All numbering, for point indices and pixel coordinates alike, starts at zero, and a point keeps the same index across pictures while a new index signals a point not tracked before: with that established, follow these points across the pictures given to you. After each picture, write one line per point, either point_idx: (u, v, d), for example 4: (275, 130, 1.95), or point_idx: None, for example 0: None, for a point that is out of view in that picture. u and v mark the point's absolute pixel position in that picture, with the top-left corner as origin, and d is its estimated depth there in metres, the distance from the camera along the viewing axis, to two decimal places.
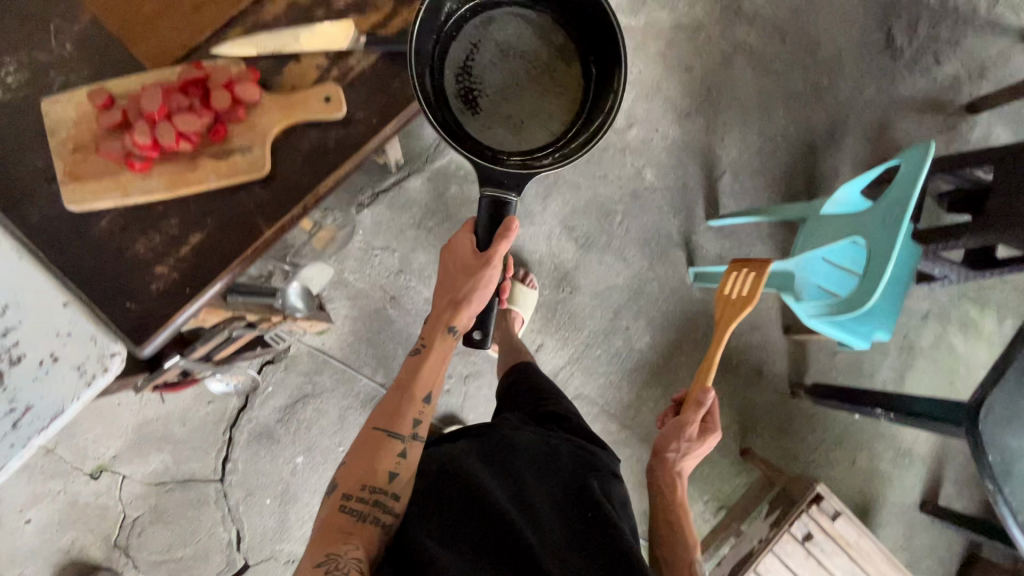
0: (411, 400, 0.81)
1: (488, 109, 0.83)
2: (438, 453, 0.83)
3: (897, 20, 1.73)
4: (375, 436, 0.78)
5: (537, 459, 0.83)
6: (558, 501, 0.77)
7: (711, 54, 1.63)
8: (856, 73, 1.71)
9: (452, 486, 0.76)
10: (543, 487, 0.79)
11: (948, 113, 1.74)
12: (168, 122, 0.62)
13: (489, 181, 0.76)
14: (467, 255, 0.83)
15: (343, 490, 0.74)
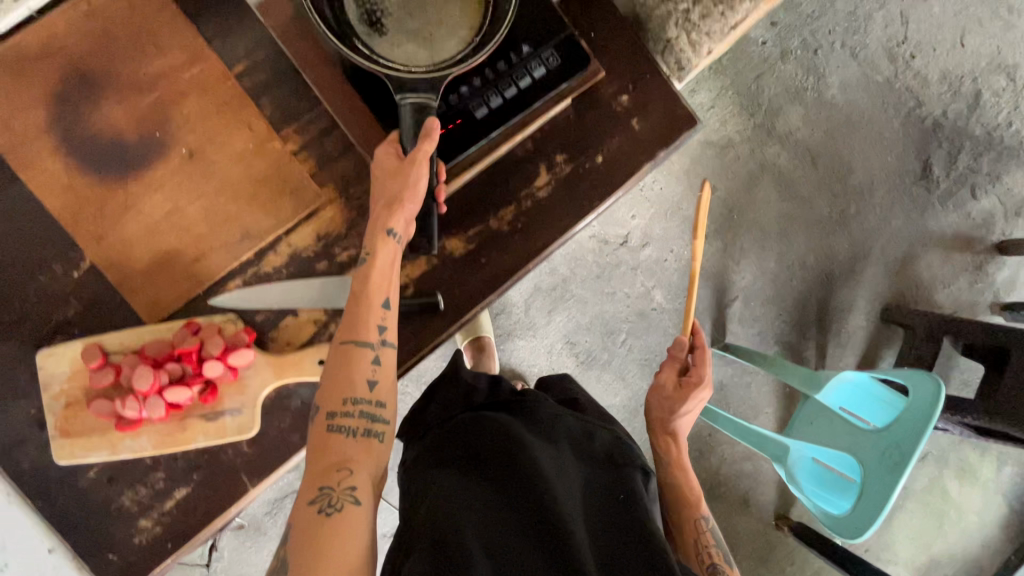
0: (366, 303, 0.61)
1: (395, 28, 0.64)
2: (473, 421, 0.69)
3: (937, 149, 1.67)
4: (338, 349, 0.60)
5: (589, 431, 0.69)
6: (598, 479, 0.62)
7: (738, 173, 1.59)
8: (886, 201, 1.65)
9: (485, 462, 0.63)
10: (586, 464, 0.64)
11: (975, 250, 1.68)
12: (158, 396, 0.63)
13: (405, 88, 0.57)
14: (393, 163, 0.60)
15: (328, 408, 0.58)
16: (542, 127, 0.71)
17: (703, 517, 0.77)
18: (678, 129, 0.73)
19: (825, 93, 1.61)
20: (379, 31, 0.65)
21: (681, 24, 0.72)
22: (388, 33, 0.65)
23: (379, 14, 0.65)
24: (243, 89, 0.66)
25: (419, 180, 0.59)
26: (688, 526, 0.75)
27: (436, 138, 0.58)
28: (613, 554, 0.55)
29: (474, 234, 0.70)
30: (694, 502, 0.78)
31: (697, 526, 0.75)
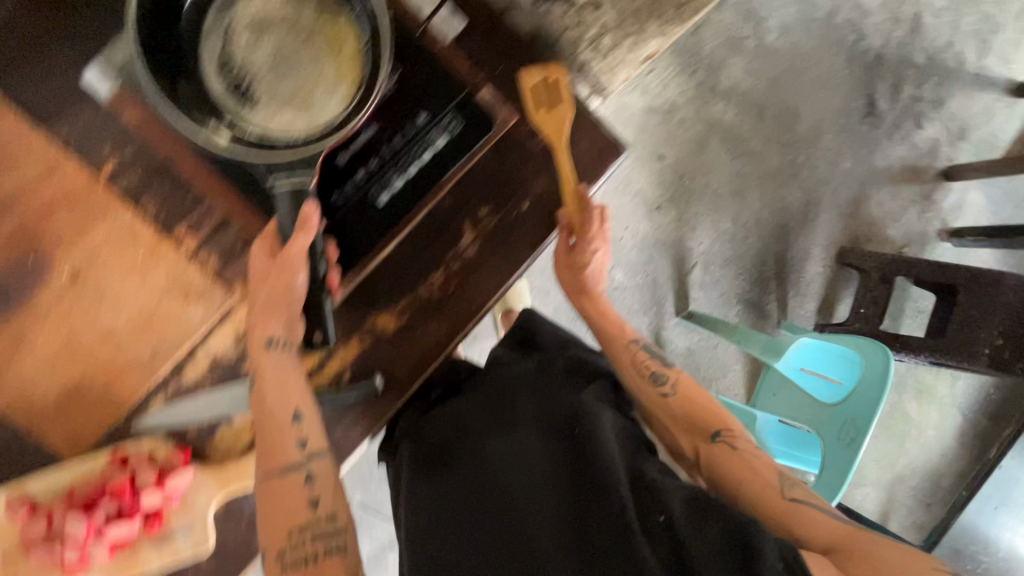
0: (277, 425, 0.56)
1: (267, 96, 0.53)
2: (439, 415, 0.68)
3: (881, 83, 1.64)
4: (263, 481, 0.55)
5: (542, 383, 0.66)
6: (555, 428, 0.61)
7: (685, 138, 1.55)
8: (835, 143, 1.64)
9: (449, 456, 0.63)
10: (543, 417, 0.62)
11: (922, 181, 1.69)
12: (101, 535, 0.62)
13: (276, 169, 0.51)
14: (265, 262, 0.55)
15: (274, 550, 0.53)
16: (461, 180, 0.65)
17: (633, 340, 0.73)
18: (606, 160, 0.68)
19: (766, 39, 1.56)
20: (249, 103, 0.53)
21: (591, 44, 0.69)
22: (261, 104, 0.53)
23: (245, 83, 0.53)
24: (119, 192, 0.59)
25: (296, 281, 0.55)
26: (623, 351, 0.71)
27: (315, 226, 0.52)
28: (568, 505, 0.54)
29: (405, 306, 0.66)
30: (620, 330, 0.74)
31: (628, 348, 0.72)
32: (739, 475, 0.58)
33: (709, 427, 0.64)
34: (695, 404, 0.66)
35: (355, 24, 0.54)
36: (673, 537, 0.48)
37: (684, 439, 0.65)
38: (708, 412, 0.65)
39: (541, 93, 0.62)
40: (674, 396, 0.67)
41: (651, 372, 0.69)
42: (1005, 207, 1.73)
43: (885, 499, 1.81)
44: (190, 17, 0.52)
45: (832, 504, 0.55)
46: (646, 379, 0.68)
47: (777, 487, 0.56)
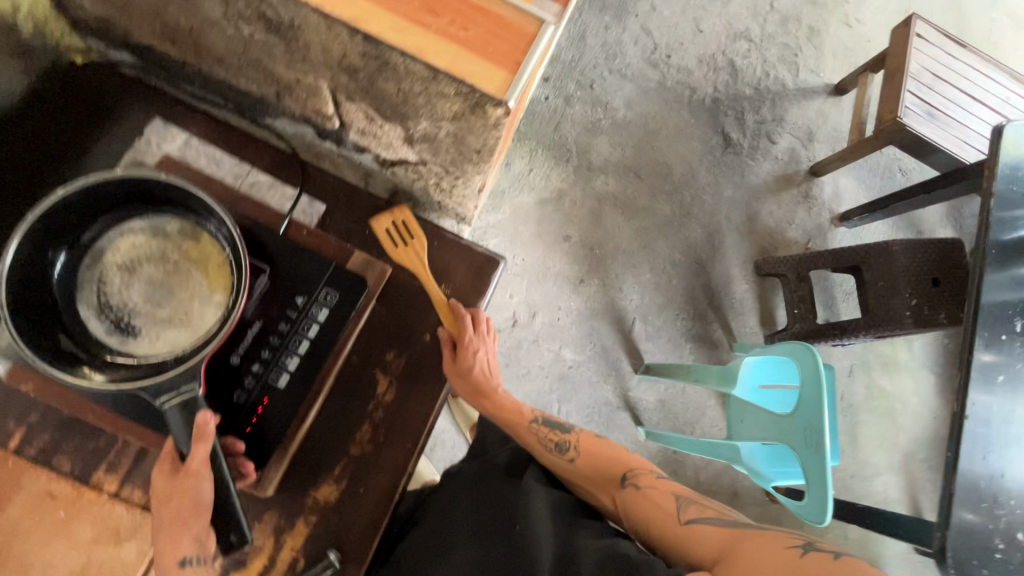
0: None
1: (148, 323, 0.58)
2: (397, 558, 0.73)
3: (726, 119, 1.87)
4: None
5: (477, 489, 0.78)
6: (491, 526, 0.72)
7: (580, 215, 1.69)
8: (710, 177, 1.83)
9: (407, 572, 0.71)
10: (479, 520, 0.74)
11: (797, 184, 1.89)
12: None
13: (160, 391, 0.51)
14: (167, 481, 0.54)
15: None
16: (362, 335, 0.70)
17: (533, 419, 0.90)
18: (486, 274, 0.76)
19: (617, 115, 1.78)
20: (130, 334, 0.57)
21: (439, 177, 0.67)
22: (142, 331, 0.57)
23: (124, 317, 0.58)
24: (32, 457, 0.60)
25: (202, 494, 0.53)
26: (530, 439, 0.86)
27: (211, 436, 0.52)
28: None
29: (342, 469, 0.67)
30: (523, 415, 0.90)
31: (532, 429, 0.87)
32: (645, 510, 0.74)
33: (618, 476, 0.81)
34: (603, 464, 0.83)
35: (217, 238, 0.60)
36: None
37: (600, 493, 0.81)
38: (612, 464, 0.83)
39: (394, 234, 0.72)
40: (578, 458, 0.83)
41: (558, 445, 0.85)
42: (875, 182, 1.93)
43: (907, 481, 1.79)
44: (59, 275, 0.55)
45: (716, 511, 0.71)
46: (555, 452, 0.84)
47: (675, 515, 0.72)
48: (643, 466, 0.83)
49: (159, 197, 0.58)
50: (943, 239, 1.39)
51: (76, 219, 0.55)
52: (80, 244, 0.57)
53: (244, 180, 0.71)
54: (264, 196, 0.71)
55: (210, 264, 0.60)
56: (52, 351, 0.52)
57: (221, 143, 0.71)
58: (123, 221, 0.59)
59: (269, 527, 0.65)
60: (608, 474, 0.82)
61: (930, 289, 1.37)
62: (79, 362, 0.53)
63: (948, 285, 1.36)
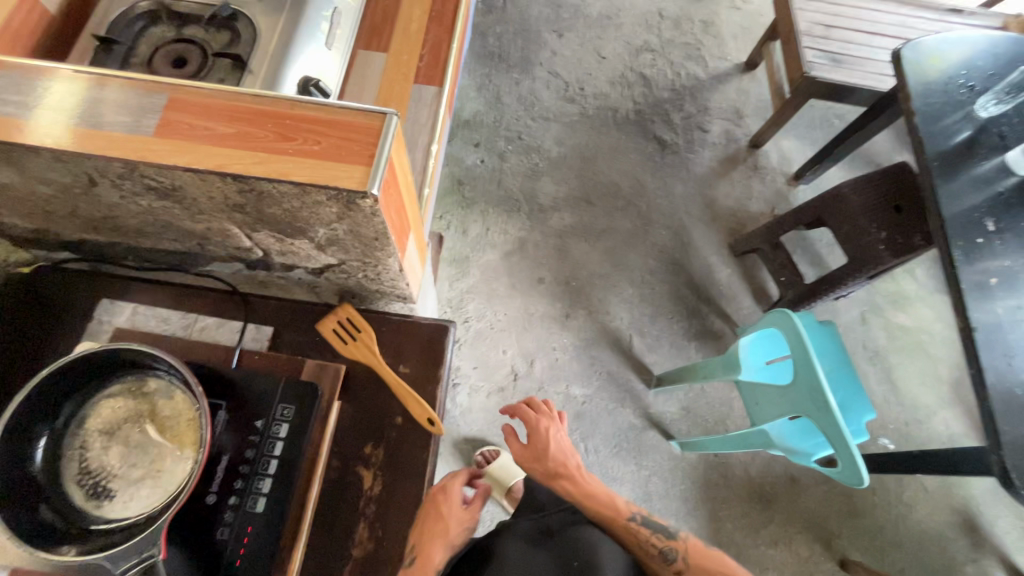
0: None
1: (122, 486, 0.60)
2: None
3: (654, 124, 1.96)
4: None
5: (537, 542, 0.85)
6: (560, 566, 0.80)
7: (545, 255, 1.74)
8: (659, 180, 1.88)
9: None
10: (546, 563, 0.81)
11: (743, 159, 1.94)
12: None
13: (118, 560, 0.52)
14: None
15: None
16: (337, 437, 0.72)
17: (632, 517, 0.89)
18: (439, 343, 0.79)
19: (551, 155, 1.87)
20: (107, 498, 0.59)
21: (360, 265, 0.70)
22: (117, 494, 0.60)
23: (100, 481, 0.60)
24: None
25: None
26: (628, 536, 0.88)
27: None
28: None
29: (348, 575, 0.67)
30: (621, 512, 0.90)
31: (630, 529, 0.88)
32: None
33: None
34: (710, 570, 0.83)
35: (183, 391, 0.63)
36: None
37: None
38: (721, 570, 0.82)
39: (342, 331, 0.77)
40: (686, 571, 0.83)
41: (663, 552, 0.85)
42: (816, 134, 1.98)
43: (965, 411, 1.69)
44: (41, 457, 0.59)
45: None
46: (660, 561, 0.85)
47: None
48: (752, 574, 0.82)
49: (133, 364, 0.64)
50: (887, 168, 1.41)
51: (51, 399, 0.60)
52: (60, 418, 0.61)
53: (194, 328, 0.75)
54: (215, 336, 0.76)
55: (178, 418, 0.63)
56: (31, 529, 0.55)
57: (168, 301, 0.77)
58: (103, 389, 0.64)
59: None
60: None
61: (894, 217, 1.37)
62: (57, 531, 0.56)
63: (914, 208, 1.36)
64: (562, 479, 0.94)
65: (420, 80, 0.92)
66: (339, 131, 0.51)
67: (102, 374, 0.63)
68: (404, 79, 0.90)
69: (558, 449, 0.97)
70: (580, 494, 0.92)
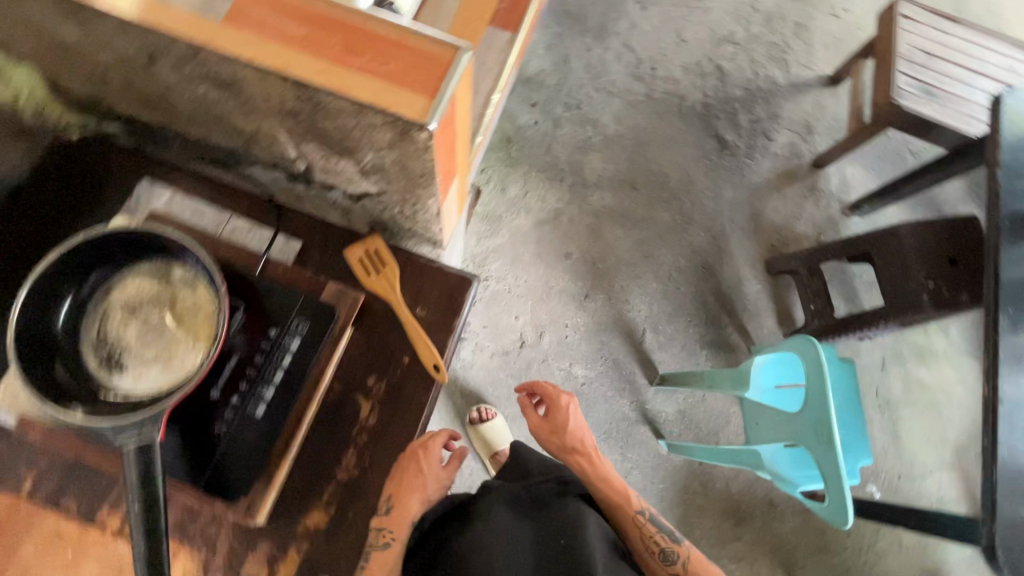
0: None
1: (135, 362, 0.62)
2: (447, 557, 0.81)
3: (718, 121, 1.87)
4: None
5: (528, 517, 0.86)
6: (549, 545, 0.81)
7: (578, 231, 1.71)
8: (710, 180, 1.82)
9: (457, 562, 0.78)
10: (536, 539, 0.82)
11: (801, 177, 1.86)
12: None
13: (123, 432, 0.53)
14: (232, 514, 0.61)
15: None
16: (342, 363, 0.73)
17: (641, 512, 0.98)
18: (459, 294, 0.79)
19: (606, 132, 1.81)
20: (118, 370, 0.61)
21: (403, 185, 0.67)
22: (128, 368, 0.61)
23: (115, 353, 0.62)
24: (42, 499, 0.65)
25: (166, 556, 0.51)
26: (633, 529, 0.96)
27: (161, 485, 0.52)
28: None
29: (330, 494, 0.69)
30: (632, 505, 0.98)
31: (638, 521, 0.96)
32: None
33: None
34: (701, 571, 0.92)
35: (207, 284, 0.64)
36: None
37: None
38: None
39: (369, 262, 0.76)
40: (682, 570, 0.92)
41: (664, 551, 0.93)
42: (885, 167, 1.88)
43: (962, 479, 1.66)
44: (64, 321, 0.61)
45: None
46: (660, 557, 0.93)
47: None
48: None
49: (164, 250, 0.64)
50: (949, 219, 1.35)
51: (83, 264, 0.61)
52: (87, 284, 0.63)
53: (225, 227, 0.76)
54: (244, 240, 0.76)
55: (198, 310, 0.64)
56: (46, 382, 0.57)
57: (205, 196, 0.77)
58: (131, 267, 0.65)
59: (262, 558, 0.67)
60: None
61: (946, 269, 1.31)
62: (68, 390, 0.58)
63: (968, 264, 1.30)
64: (575, 458, 1.07)
65: (495, 23, 0.88)
66: (409, 55, 0.49)
67: (133, 253, 0.64)
68: (479, 19, 0.86)
69: (575, 430, 1.10)
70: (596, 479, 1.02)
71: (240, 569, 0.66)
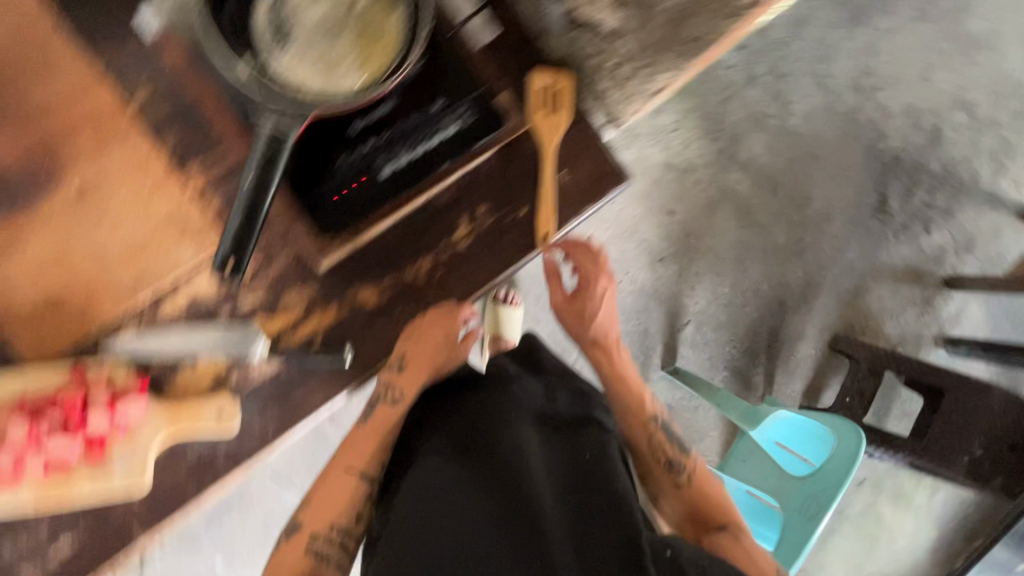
0: (335, 465, 0.70)
1: (296, 48, 0.56)
2: (459, 406, 0.73)
3: (892, 182, 1.62)
4: (346, 477, 0.69)
5: (546, 393, 0.74)
6: (565, 428, 0.69)
7: (694, 198, 1.58)
8: (841, 233, 1.63)
9: (472, 437, 0.67)
10: (551, 419, 0.70)
11: (922, 286, 1.67)
12: (41, 449, 0.60)
13: (269, 104, 0.51)
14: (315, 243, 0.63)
15: (309, 531, 0.66)
16: (467, 176, 0.68)
17: (653, 418, 0.78)
18: (606, 184, 0.71)
19: (784, 120, 1.58)
20: (278, 46, 0.56)
21: (614, 74, 0.67)
22: (288, 50, 0.56)
23: (283, 27, 0.56)
24: (143, 122, 0.62)
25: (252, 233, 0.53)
26: (640, 435, 0.77)
27: (278, 171, 0.51)
28: (575, 516, 0.58)
29: (390, 284, 0.68)
30: (645, 408, 0.78)
31: (646, 429, 0.77)
32: (739, 559, 0.64)
33: (714, 519, 0.70)
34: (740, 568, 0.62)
35: (402, 15, 0.57)
36: (677, 565, 0.52)
37: (685, 524, 0.72)
38: (711, 499, 0.72)
39: (547, 97, 0.68)
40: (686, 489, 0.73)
41: (667, 460, 0.75)
42: (1009, 326, 1.72)
43: None
44: None
45: None
46: (664, 471, 0.75)
47: None
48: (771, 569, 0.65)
49: None
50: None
51: None
52: None
53: None
54: None
55: (379, 36, 0.56)
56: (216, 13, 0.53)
57: None
58: None
59: (307, 296, 0.66)
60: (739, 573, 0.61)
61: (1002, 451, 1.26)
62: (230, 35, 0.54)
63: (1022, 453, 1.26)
64: (599, 345, 0.81)
65: None
66: None
67: None
68: None
69: (607, 314, 0.81)
70: (617, 373, 0.80)
71: (284, 294, 0.66)
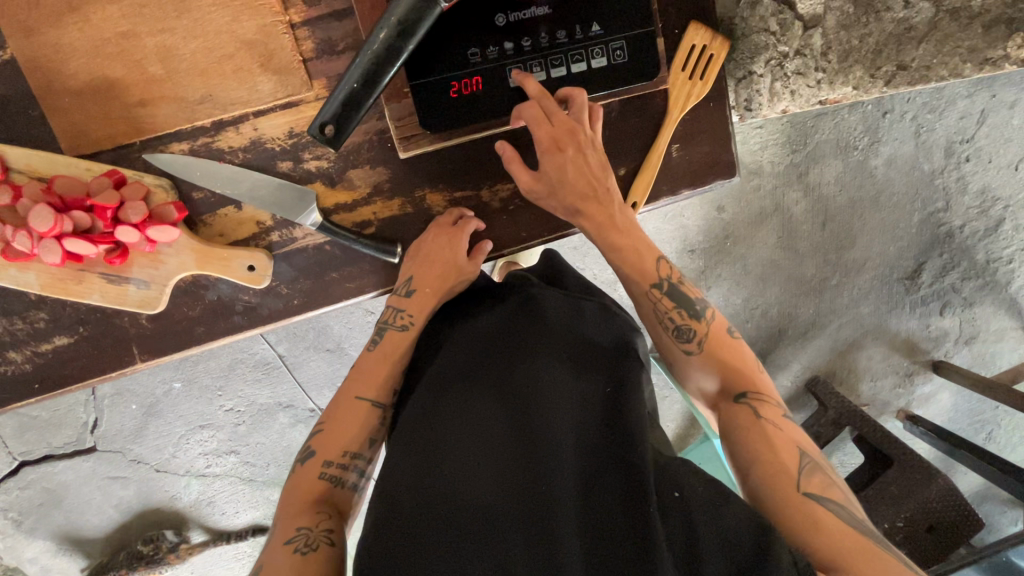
0: (345, 393, 0.59)
1: None
2: (468, 326, 0.60)
3: (933, 257, 1.18)
4: (359, 407, 0.58)
5: (577, 312, 0.60)
6: (588, 357, 0.56)
7: (750, 205, 1.13)
8: (863, 288, 1.19)
9: (481, 368, 0.55)
10: (575, 342, 0.57)
11: (908, 357, 1.23)
12: (56, 242, 0.55)
13: None
14: (405, 119, 0.57)
15: (324, 457, 0.56)
16: None
17: (659, 284, 0.60)
18: (713, 173, 0.65)
19: (868, 160, 1.13)
20: None
21: (772, 66, 0.62)
22: None
23: None
24: None
25: (366, 102, 0.52)
26: (644, 301, 0.60)
27: (416, 40, 0.49)
28: (589, 467, 0.49)
29: (463, 195, 0.63)
30: (646, 273, 0.60)
31: (650, 293, 0.59)
32: (755, 450, 0.51)
33: (735, 388, 0.55)
34: (760, 474, 0.49)
35: None
36: (687, 517, 0.45)
37: (709, 399, 0.58)
38: (732, 368, 0.56)
39: (695, 56, 0.61)
40: (698, 355, 0.58)
41: (675, 327, 0.58)
42: None
43: None
44: None
45: (845, 498, 0.48)
46: (671, 338, 0.59)
47: (796, 476, 0.48)
48: (796, 470, 0.49)
49: None
50: (970, 507, 0.94)
51: None
52: None
53: None
54: None
55: None
56: None
57: None
58: None
59: (374, 179, 0.61)
60: (769, 505, 0.48)
61: None
62: None
63: (937, 551, 0.95)
64: (587, 207, 0.58)
65: None
66: None
67: None
68: None
69: (581, 173, 0.57)
70: (614, 242, 0.59)
71: (351, 168, 0.61)
